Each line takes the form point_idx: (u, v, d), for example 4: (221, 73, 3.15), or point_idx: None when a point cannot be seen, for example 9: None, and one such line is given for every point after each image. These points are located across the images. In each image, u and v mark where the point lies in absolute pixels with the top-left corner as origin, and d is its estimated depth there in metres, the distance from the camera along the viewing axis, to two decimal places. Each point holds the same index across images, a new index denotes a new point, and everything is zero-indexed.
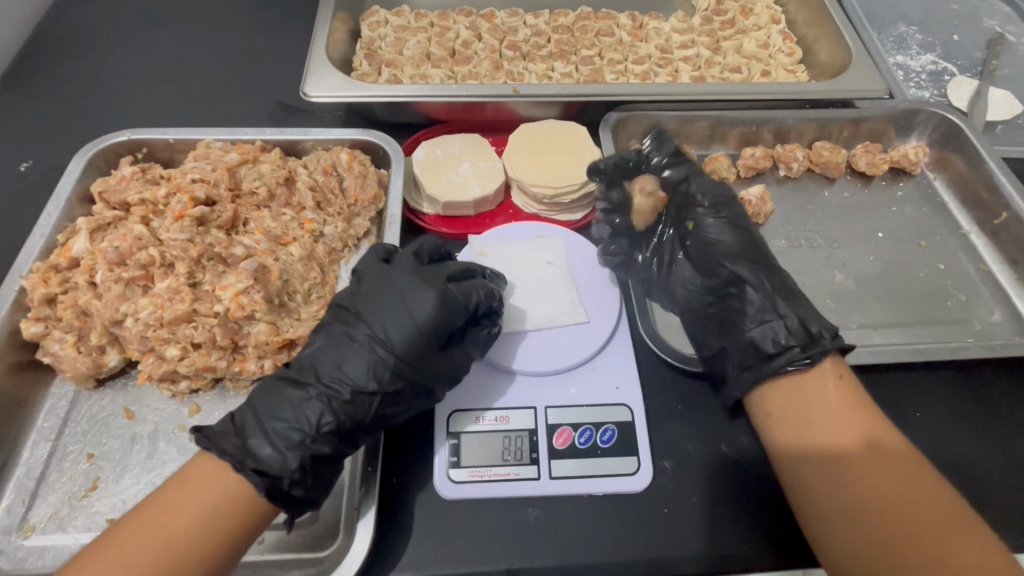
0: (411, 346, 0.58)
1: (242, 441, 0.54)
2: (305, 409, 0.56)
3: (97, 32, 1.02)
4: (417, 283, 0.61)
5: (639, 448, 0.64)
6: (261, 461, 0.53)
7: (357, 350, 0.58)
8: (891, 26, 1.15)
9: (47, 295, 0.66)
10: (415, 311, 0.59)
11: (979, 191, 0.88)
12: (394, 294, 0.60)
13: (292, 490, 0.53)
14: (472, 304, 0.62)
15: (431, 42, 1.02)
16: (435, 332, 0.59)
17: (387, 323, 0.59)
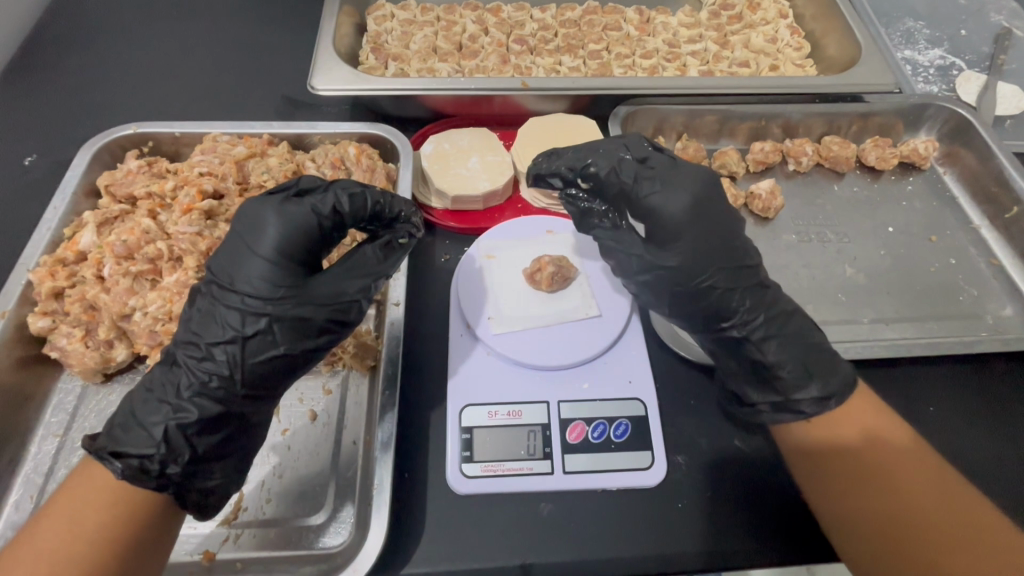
0: (264, 285, 0.54)
1: (109, 430, 0.51)
2: (171, 380, 0.53)
3: (100, 26, 1.01)
4: (254, 215, 0.56)
5: (653, 443, 0.64)
6: (124, 445, 0.50)
7: (206, 310, 0.55)
8: (898, 21, 1.15)
9: (54, 288, 0.65)
10: (251, 249, 0.55)
11: (989, 185, 0.88)
12: (231, 243, 0.56)
13: (166, 468, 0.50)
14: (319, 221, 0.57)
15: (438, 37, 1.01)
16: (281, 260, 0.55)
17: (236, 271, 0.54)
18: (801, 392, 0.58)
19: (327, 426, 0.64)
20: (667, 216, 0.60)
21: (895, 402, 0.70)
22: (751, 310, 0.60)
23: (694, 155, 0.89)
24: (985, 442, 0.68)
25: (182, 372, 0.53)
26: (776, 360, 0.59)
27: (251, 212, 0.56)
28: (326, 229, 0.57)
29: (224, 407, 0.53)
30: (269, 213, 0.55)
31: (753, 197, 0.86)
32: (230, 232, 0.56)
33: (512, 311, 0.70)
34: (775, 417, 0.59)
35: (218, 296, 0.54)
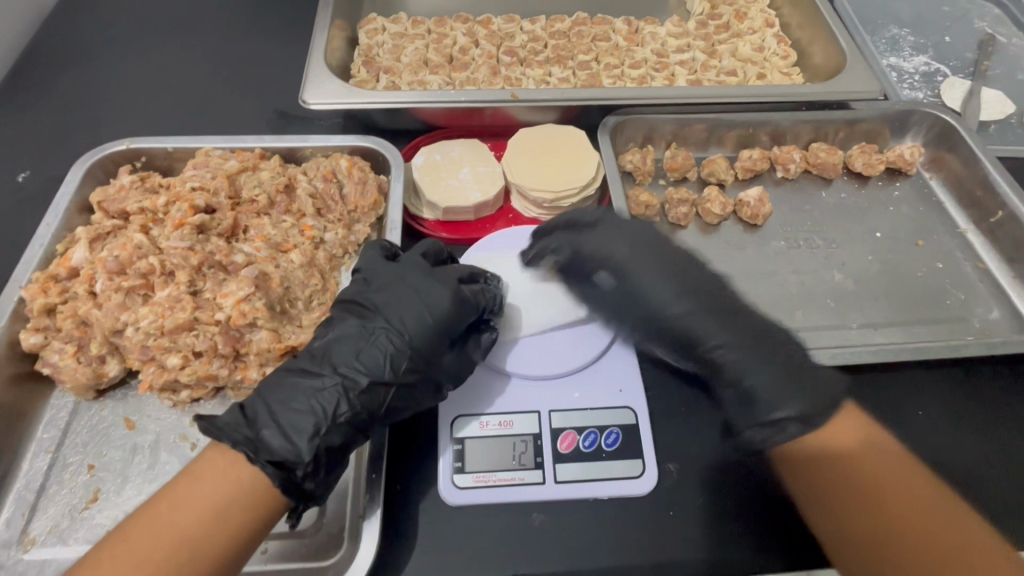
0: (423, 343, 0.59)
1: (254, 432, 0.54)
2: (317, 401, 0.56)
3: (94, 42, 1.02)
4: (429, 283, 0.63)
5: (644, 451, 0.64)
6: (275, 452, 0.53)
7: (370, 343, 0.59)
8: (883, 28, 1.16)
9: (46, 305, 0.65)
10: (434, 307, 0.61)
11: (974, 190, 0.89)
12: (412, 293, 0.62)
13: (304, 483, 0.53)
14: (483, 305, 0.64)
15: (429, 49, 1.03)
16: (452, 328, 0.61)
17: (405, 320, 0.60)
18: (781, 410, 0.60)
19: None
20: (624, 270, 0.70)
21: (884, 408, 0.71)
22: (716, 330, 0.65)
23: (683, 163, 0.90)
24: (973, 444, 0.68)
25: (328, 395, 0.56)
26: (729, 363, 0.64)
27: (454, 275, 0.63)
28: (482, 312, 0.64)
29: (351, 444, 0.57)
30: (447, 287, 0.62)
31: (742, 204, 0.87)
32: (417, 284, 0.62)
33: (502, 323, 0.70)
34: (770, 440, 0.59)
35: (381, 336, 0.59)
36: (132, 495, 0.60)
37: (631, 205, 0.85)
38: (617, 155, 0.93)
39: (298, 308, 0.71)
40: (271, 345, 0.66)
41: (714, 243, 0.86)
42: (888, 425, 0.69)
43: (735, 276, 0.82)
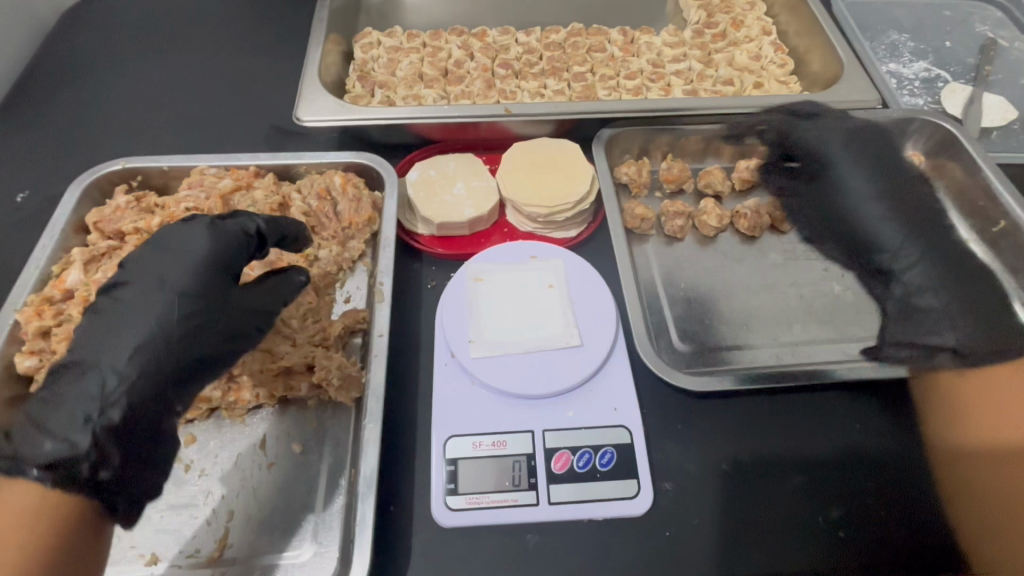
0: (188, 287, 0.56)
1: (11, 453, 0.47)
2: (85, 391, 0.50)
3: (93, 62, 1.03)
4: (183, 233, 0.59)
5: (639, 471, 0.63)
6: (43, 456, 0.47)
7: (123, 312, 0.54)
8: (883, 33, 1.15)
9: (41, 328, 0.66)
10: (188, 254, 0.58)
11: (976, 199, 0.88)
12: (164, 255, 0.58)
13: (97, 474, 0.48)
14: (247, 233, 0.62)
15: (424, 63, 1.03)
16: (214, 265, 0.58)
17: (161, 273, 0.56)
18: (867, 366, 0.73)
19: (312, 459, 0.65)
20: (840, 195, 0.86)
21: (886, 423, 0.70)
22: (887, 217, 0.82)
23: (679, 175, 0.89)
24: None
25: (94, 378, 0.50)
26: (920, 263, 0.78)
27: (196, 222, 0.60)
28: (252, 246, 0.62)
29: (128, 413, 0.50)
30: (201, 229, 0.59)
31: (739, 216, 0.86)
32: (170, 247, 0.58)
33: (495, 338, 0.70)
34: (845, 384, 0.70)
35: (135, 302, 0.54)
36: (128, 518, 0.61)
37: (626, 217, 0.85)
38: (612, 167, 0.92)
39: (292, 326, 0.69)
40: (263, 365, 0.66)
41: (711, 255, 0.85)
42: (888, 441, 0.68)
43: (732, 288, 0.81)
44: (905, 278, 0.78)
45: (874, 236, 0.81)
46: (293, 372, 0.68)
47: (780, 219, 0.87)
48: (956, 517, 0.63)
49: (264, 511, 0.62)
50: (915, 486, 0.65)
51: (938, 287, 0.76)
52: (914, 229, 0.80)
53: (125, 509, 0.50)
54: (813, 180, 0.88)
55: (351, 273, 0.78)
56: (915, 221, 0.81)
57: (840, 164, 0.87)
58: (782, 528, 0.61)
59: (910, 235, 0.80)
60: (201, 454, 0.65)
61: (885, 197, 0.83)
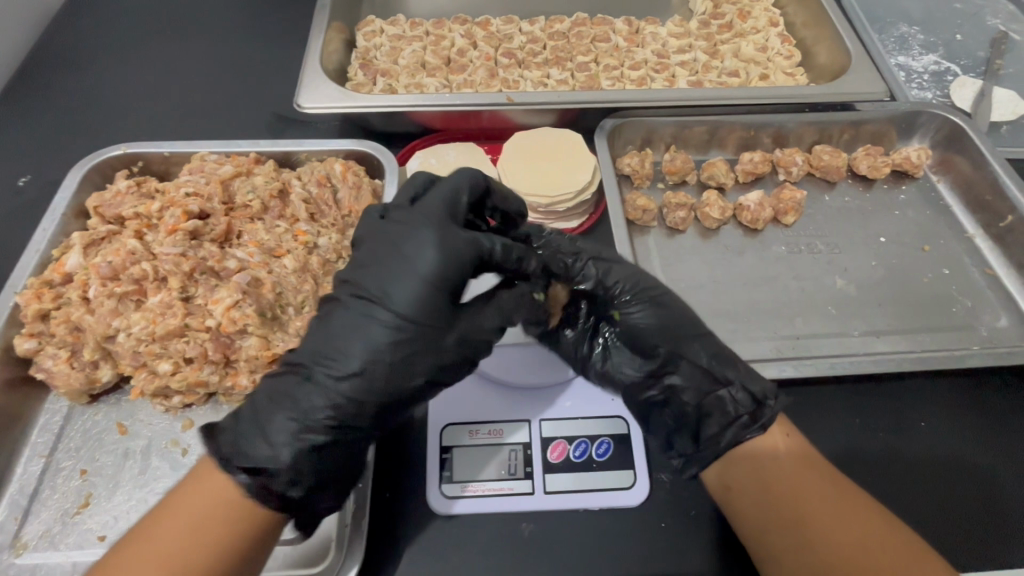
0: (410, 312, 0.51)
1: (235, 438, 0.51)
2: (298, 397, 0.51)
3: (95, 47, 1.03)
4: (412, 234, 0.52)
5: (635, 461, 0.63)
6: (252, 459, 0.50)
7: (350, 321, 0.52)
8: (892, 26, 1.14)
9: (40, 310, 0.66)
10: (415, 265, 0.51)
11: (983, 193, 0.86)
12: (385, 252, 0.53)
13: (286, 493, 0.50)
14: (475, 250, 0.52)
15: (426, 51, 1.02)
16: (437, 285, 0.51)
17: (378, 283, 0.52)
18: (727, 411, 0.59)
19: None
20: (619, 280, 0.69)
21: (885, 418, 0.69)
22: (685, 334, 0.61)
23: (682, 167, 0.89)
24: (974, 457, 0.66)
25: (309, 393, 0.51)
26: (708, 356, 0.60)
27: (426, 232, 0.52)
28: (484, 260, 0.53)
29: (336, 449, 0.52)
30: (432, 235, 0.51)
31: (742, 208, 0.85)
32: (392, 249, 0.52)
33: None
34: (736, 436, 0.58)
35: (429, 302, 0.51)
36: (123, 501, 0.60)
37: (628, 209, 0.84)
38: (614, 158, 0.91)
39: (290, 313, 0.69)
40: (260, 351, 0.66)
41: (712, 248, 0.84)
42: (888, 436, 0.68)
43: (733, 281, 0.81)
44: (707, 401, 0.60)
45: (661, 337, 0.61)
46: None
47: (784, 212, 0.85)
48: (951, 513, 0.62)
49: None
50: (914, 480, 0.65)
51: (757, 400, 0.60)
52: (690, 331, 0.62)
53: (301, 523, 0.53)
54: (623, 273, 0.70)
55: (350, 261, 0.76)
56: (725, 363, 0.60)
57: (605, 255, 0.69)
58: None
59: (734, 361, 0.61)
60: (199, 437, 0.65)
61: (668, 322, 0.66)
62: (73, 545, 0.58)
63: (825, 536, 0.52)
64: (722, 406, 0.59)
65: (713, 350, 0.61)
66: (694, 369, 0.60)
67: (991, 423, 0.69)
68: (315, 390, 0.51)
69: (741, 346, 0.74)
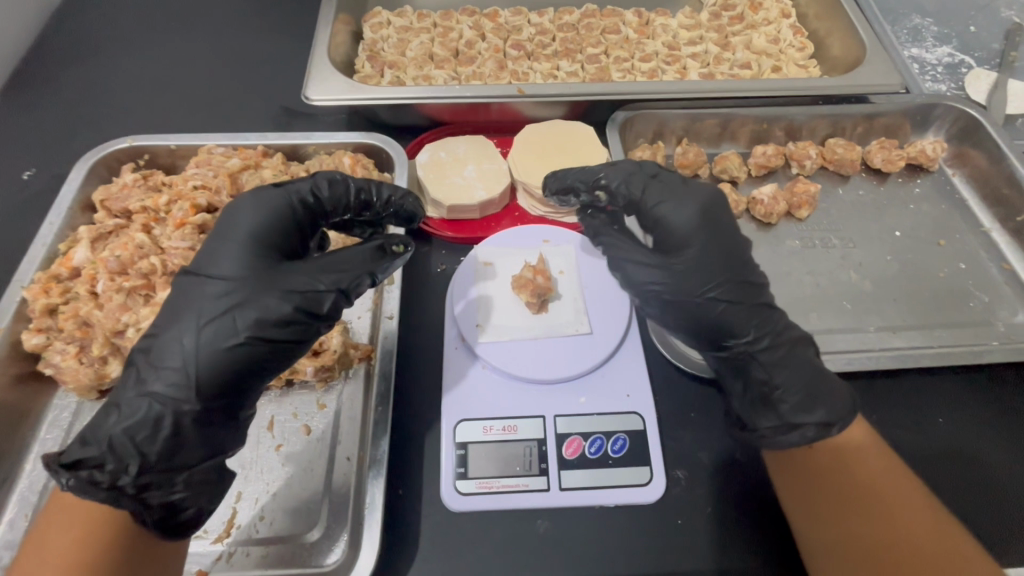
0: (233, 274, 0.53)
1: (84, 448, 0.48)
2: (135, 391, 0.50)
3: (98, 39, 1.02)
4: (238, 211, 0.57)
5: (652, 458, 0.62)
6: (91, 462, 0.47)
7: (178, 301, 0.53)
8: (905, 18, 1.12)
9: (48, 305, 0.65)
10: (234, 233, 0.55)
11: (1000, 187, 0.85)
12: (219, 231, 0.57)
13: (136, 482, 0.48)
14: (298, 205, 0.60)
15: (434, 43, 1.01)
16: (260, 244, 0.55)
17: (204, 263, 0.55)
18: (801, 416, 0.56)
19: (320, 442, 0.63)
20: (675, 226, 0.61)
21: (902, 414, 0.68)
22: (741, 298, 0.59)
23: (694, 160, 0.88)
24: (992, 453, 0.66)
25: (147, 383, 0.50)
26: (784, 359, 0.58)
27: (242, 200, 0.58)
28: (299, 217, 0.60)
29: (203, 424, 0.51)
30: (244, 203, 0.58)
31: (755, 202, 0.84)
32: (218, 229, 0.57)
33: (505, 322, 0.69)
34: (783, 438, 0.56)
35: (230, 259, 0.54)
36: None
37: None
38: (626, 151, 0.90)
39: None
40: None
41: None
42: (905, 433, 0.67)
43: None
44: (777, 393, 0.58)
45: (746, 323, 0.59)
46: None
47: (797, 206, 0.84)
48: (971, 510, 0.62)
49: (271, 491, 0.60)
50: (933, 477, 0.64)
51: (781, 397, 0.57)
52: (762, 315, 0.59)
53: (157, 517, 0.49)
54: (699, 225, 0.60)
55: None
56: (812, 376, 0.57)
57: (671, 186, 0.63)
58: (755, 512, 0.60)
59: (817, 378, 0.57)
60: None
61: (733, 288, 0.59)
62: None
63: (859, 533, 0.52)
64: (789, 408, 0.57)
65: (806, 360, 0.58)
66: (767, 363, 0.58)
67: (1010, 420, 0.68)
68: (149, 367, 0.51)
69: None
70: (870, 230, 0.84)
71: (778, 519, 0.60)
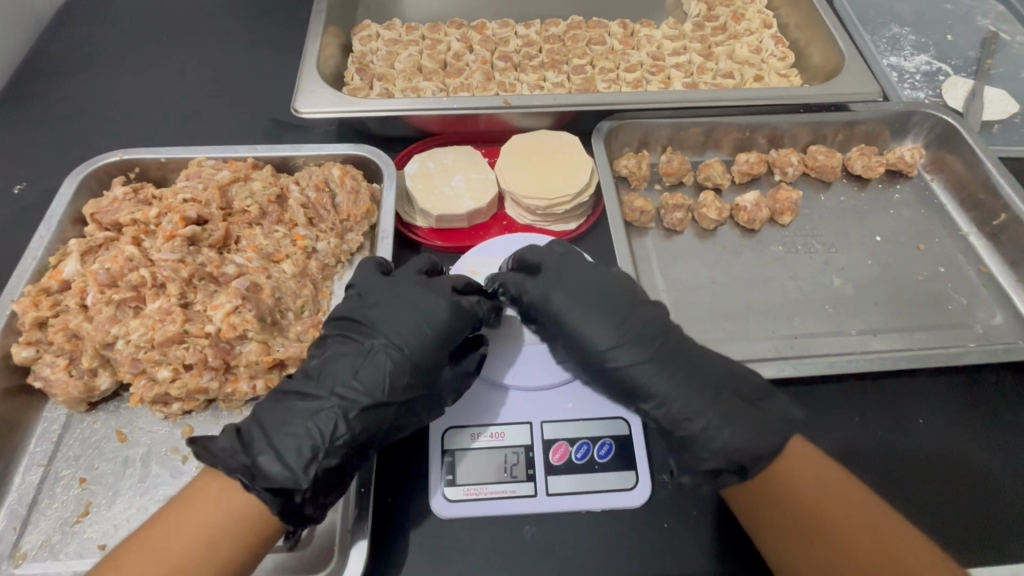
0: (425, 360, 0.59)
1: (252, 458, 0.53)
2: (314, 423, 0.55)
3: (89, 53, 1.03)
4: (433, 296, 0.62)
5: (637, 462, 0.63)
6: (271, 478, 0.52)
7: (368, 362, 0.58)
8: (884, 27, 1.15)
9: (38, 318, 0.66)
10: (433, 320, 0.60)
11: (977, 192, 0.87)
12: (409, 300, 0.62)
13: (303, 507, 0.53)
14: (485, 315, 0.65)
15: (422, 55, 1.02)
16: (451, 340, 0.61)
17: (395, 327, 0.60)
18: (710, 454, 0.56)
19: None
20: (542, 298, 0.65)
21: (883, 415, 0.70)
22: (631, 351, 0.61)
23: (679, 168, 0.89)
24: (970, 454, 0.67)
25: (324, 418, 0.55)
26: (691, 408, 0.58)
27: (443, 290, 0.63)
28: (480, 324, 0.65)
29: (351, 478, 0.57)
30: (447, 297, 0.62)
31: (738, 209, 0.86)
32: (411, 305, 0.61)
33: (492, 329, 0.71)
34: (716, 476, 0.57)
35: (424, 342, 0.59)
36: (124, 509, 0.60)
37: (625, 210, 0.84)
38: (611, 160, 0.92)
39: (289, 318, 0.70)
40: (260, 356, 0.66)
41: (710, 249, 0.85)
42: (886, 435, 0.68)
43: (732, 282, 0.81)
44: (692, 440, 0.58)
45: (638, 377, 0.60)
46: (289, 365, 0.67)
47: (780, 212, 0.86)
48: (950, 509, 0.63)
49: None
50: (913, 478, 0.65)
51: (691, 417, 0.57)
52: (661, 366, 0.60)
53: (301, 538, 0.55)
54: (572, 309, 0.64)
55: (349, 265, 0.77)
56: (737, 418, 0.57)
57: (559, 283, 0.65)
58: (740, 514, 0.61)
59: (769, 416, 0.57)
60: None
61: (622, 343, 0.61)
62: (74, 554, 0.57)
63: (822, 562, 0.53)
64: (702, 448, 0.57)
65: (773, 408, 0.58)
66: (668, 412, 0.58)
67: (988, 420, 0.69)
68: (330, 409, 0.55)
69: (740, 346, 0.74)
70: (851, 236, 0.86)
71: None
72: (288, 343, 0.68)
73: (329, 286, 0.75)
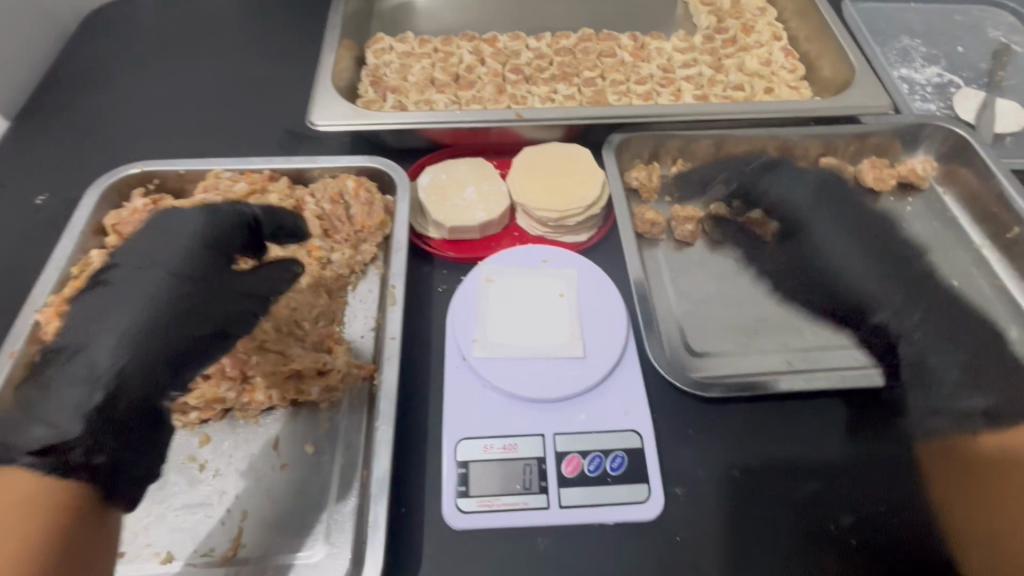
0: (188, 266, 0.59)
1: (2, 436, 0.47)
2: (74, 373, 0.51)
3: (110, 67, 1.05)
4: (178, 218, 0.63)
5: (650, 475, 0.63)
6: (36, 438, 0.47)
7: (132, 292, 0.56)
8: (894, 38, 1.15)
9: (61, 327, 0.67)
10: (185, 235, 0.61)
11: (990, 205, 0.87)
12: (156, 234, 0.61)
13: (93, 459, 0.49)
14: (237, 218, 0.66)
15: (435, 68, 1.04)
16: (197, 247, 0.61)
17: (154, 252, 0.59)
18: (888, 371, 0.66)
19: (326, 461, 0.66)
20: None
21: (898, 429, 0.69)
22: None
23: None
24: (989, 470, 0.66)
25: (81, 364, 0.52)
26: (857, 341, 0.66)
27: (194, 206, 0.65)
28: (243, 232, 0.67)
29: (141, 415, 0.53)
30: (195, 212, 0.64)
31: None
32: (165, 227, 0.62)
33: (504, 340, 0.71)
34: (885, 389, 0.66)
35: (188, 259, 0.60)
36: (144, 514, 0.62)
37: (637, 222, 0.85)
38: (622, 172, 0.93)
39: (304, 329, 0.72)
40: (275, 367, 0.68)
41: (721, 261, 0.85)
42: (900, 449, 0.68)
43: (744, 294, 0.81)
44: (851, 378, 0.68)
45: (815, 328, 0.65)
46: (302, 376, 0.69)
47: (791, 224, 0.87)
48: (968, 527, 0.62)
49: (273, 509, 0.63)
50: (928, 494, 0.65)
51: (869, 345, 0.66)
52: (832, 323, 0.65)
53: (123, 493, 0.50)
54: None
55: (363, 276, 0.79)
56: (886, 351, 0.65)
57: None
58: (752, 528, 0.61)
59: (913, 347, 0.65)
60: (217, 452, 0.66)
61: None
62: None
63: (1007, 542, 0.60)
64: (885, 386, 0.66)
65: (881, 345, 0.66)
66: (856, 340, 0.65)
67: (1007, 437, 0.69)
68: (99, 351, 0.52)
69: (752, 358, 0.75)
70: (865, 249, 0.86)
71: (773, 535, 0.61)
72: (304, 352, 0.70)
73: (343, 296, 0.77)
